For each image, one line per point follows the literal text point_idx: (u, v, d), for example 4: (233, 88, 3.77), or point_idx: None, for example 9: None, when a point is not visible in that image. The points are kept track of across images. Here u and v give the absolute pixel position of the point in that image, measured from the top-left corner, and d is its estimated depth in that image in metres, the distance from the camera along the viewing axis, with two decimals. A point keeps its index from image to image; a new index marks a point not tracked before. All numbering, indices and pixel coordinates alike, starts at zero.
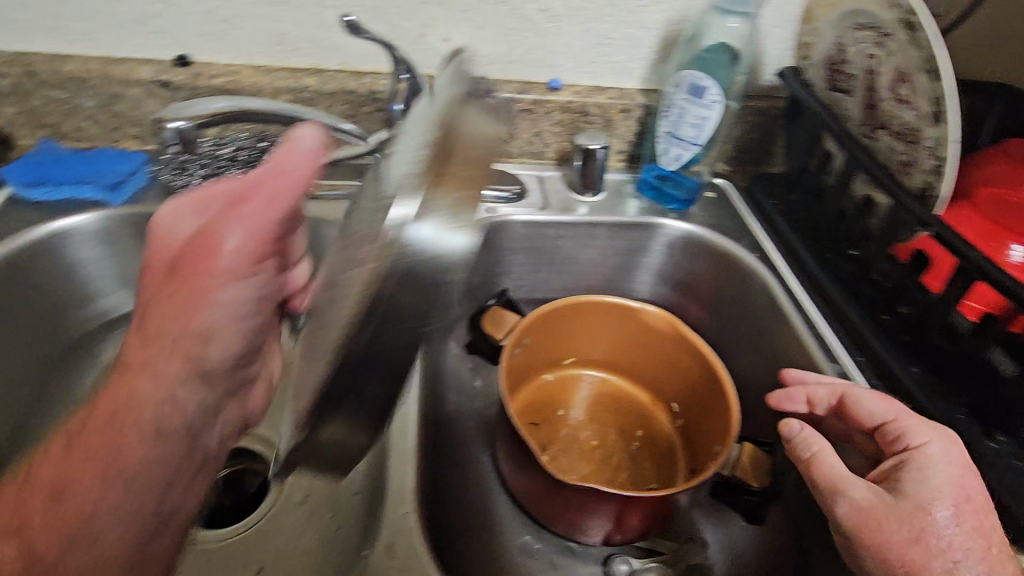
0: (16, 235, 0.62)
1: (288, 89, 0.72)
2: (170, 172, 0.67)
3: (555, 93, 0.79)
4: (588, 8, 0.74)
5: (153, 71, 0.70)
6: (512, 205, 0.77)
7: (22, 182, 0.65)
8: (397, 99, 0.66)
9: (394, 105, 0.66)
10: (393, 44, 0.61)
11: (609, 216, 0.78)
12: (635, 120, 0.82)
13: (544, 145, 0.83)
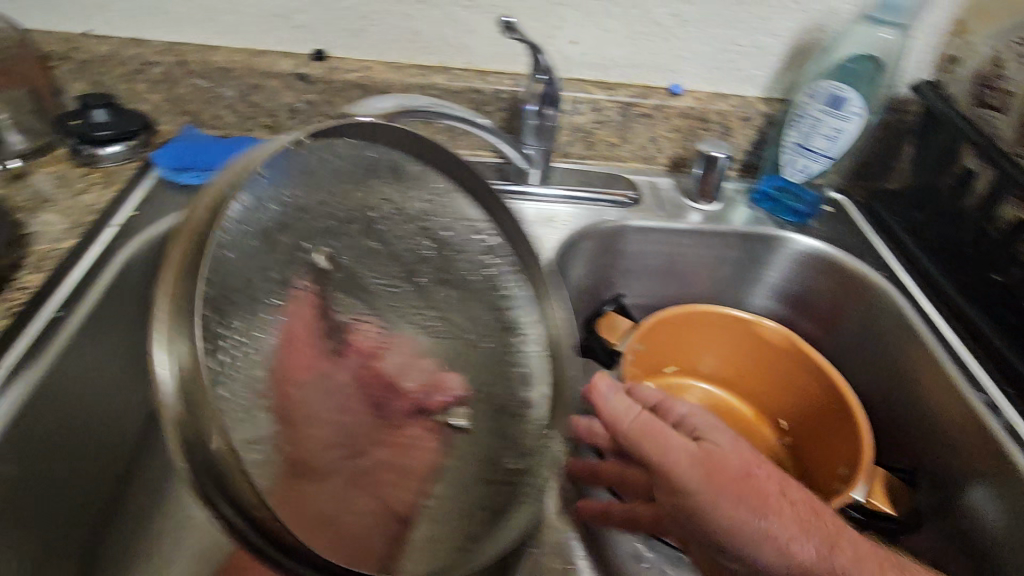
0: (171, 215, 0.65)
1: (416, 86, 0.74)
2: None
3: (677, 98, 0.78)
4: (721, 14, 0.72)
5: (292, 64, 0.72)
6: (627, 209, 0.76)
7: (171, 166, 0.68)
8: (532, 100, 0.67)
9: (528, 106, 0.67)
10: (538, 47, 0.62)
11: (725, 226, 0.76)
12: (754, 128, 0.80)
13: (657, 150, 0.82)
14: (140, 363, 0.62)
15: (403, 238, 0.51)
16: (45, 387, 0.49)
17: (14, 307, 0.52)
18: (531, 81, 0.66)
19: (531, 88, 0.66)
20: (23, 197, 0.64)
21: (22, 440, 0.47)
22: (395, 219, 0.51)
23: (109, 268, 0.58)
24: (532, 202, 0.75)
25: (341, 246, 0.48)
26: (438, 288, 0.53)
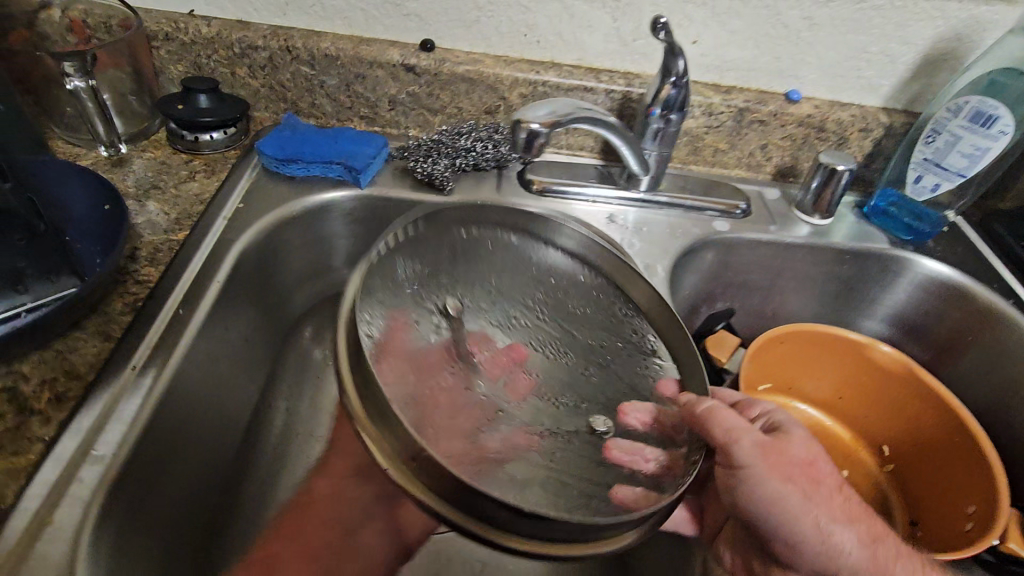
0: (279, 206, 0.63)
1: (526, 82, 0.70)
2: (419, 158, 0.68)
3: (794, 105, 0.74)
4: (857, 19, 0.68)
5: (401, 53, 0.69)
6: (737, 220, 0.73)
7: (275, 157, 0.65)
8: (657, 103, 0.63)
9: (654, 110, 0.63)
10: (678, 47, 0.58)
11: (839, 242, 0.73)
12: (872, 140, 0.75)
13: (765, 158, 0.78)
14: (248, 362, 0.60)
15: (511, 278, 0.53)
16: (173, 390, 0.48)
17: (136, 302, 0.50)
18: (660, 83, 0.62)
19: (658, 91, 0.62)
20: (129, 183, 0.62)
21: (155, 445, 0.46)
22: (496, 265, 0.53)
23: (225, 264, 0.56)
24: (640, 207, 0.72)
25: (458, 298, 0.49)
26: (556, 319, 0.52)
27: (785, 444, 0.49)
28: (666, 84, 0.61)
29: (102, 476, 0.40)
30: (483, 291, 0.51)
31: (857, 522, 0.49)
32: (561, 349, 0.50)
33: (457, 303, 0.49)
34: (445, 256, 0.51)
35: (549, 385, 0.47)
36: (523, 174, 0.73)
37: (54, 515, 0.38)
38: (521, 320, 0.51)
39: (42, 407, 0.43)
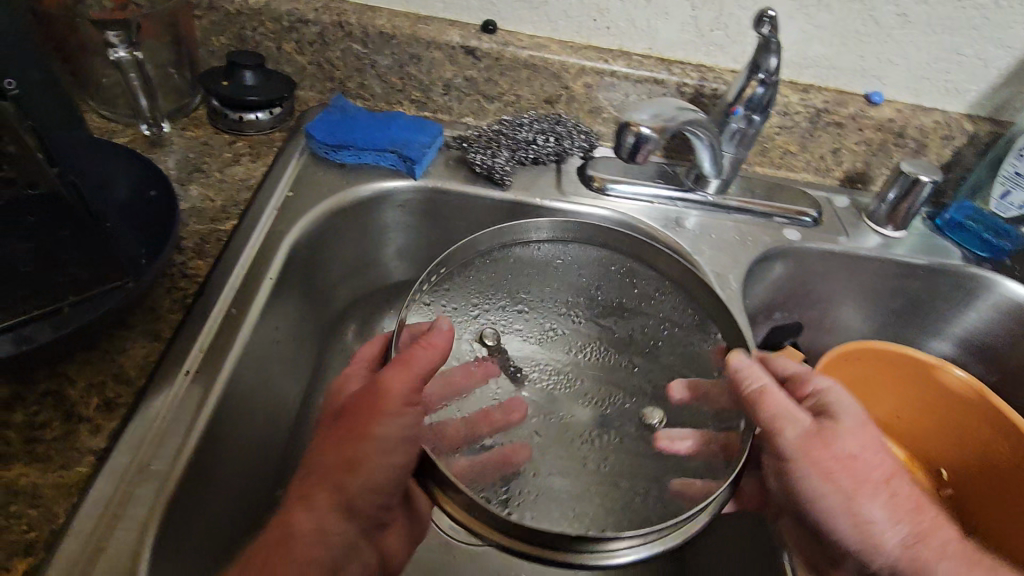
0: (331, 196, 0.59)
1: (593, 72, 0.66)
2: (478, 150, 0.64)
3: (875, 108, 0.69)
4: (957, 18, 0.62)
5: (461, 34, 0.64)
6: (807, 229, 0.69)
7: (326, 143, 0.61)
8: (740, 103, 0.58)
9: (736, 110, 0.59)
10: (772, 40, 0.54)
11: (913, 257, 0.69)
12: (953, 148, 0.71)
13: (835, 163, 0.74)
14: (297, 364, 0.56)
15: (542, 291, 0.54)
16: (228, 398, 0.44)
17: (186, 299, 0.47)
18: (745, 82, 0.57)
19: (741, 91, 0.58)
20: (170, 165, 0.58)
21: (212, 459, 0.42)
22: (525, 280, 0.54)
23: (276, 260, 0.52)
24: (706, 210, 0.68)
25: (493, 321, 0.51)
26: (593, 320, 0.52)
27: (830, 434, 0.43)
28: (753, 83, 0.57)
29: (158, 496, 0.37)
30: (517, 312, 0.52)
31: (903, 518, 0.42)
32: (604, 347, 0.51)
33: (496, 326, 0.50)
34: (475, 279, 0.52)
35: (593, 390, 0.47)
36: (583, 170, 0.68)
37: (108, 539, 0.35)
38: (559, 326, 0.52)
39: (91, 415, 0.40)
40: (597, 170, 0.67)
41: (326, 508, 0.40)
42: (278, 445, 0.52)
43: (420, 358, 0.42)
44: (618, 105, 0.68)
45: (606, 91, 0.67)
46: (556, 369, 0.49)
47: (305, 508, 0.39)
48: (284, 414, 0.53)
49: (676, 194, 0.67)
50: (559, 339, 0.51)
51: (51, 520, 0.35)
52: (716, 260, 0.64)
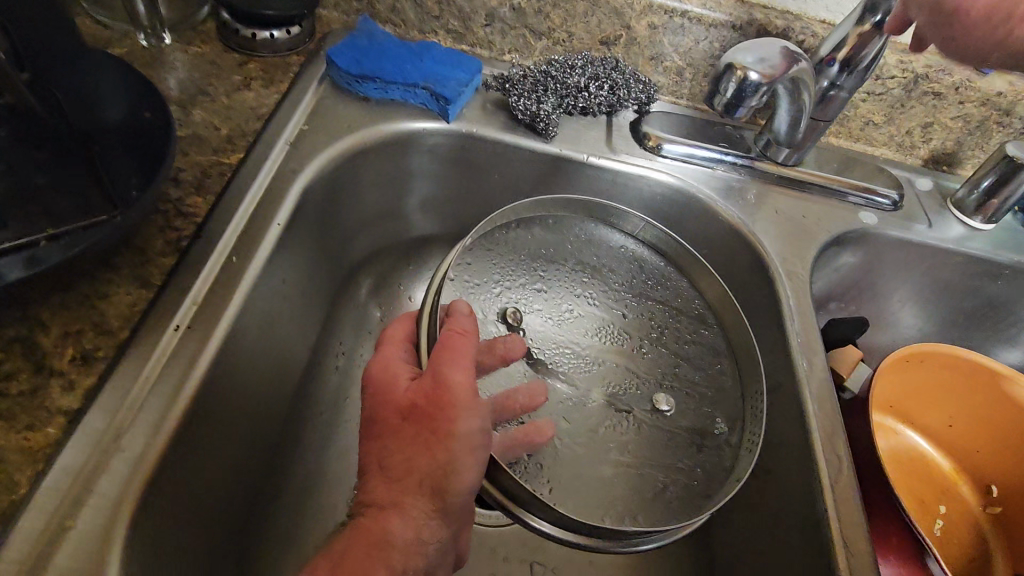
0: (352, 133, 0.52)
1: (661, 10, 0.56)
2: (522, 93, 0.55)
3: (984, 79, 0.59)
4: None
5: None
6: (886, 212, 0.61)
7: (349, 72, 0.53)
8: (839, 51, 0.49)
9: (831, 60, 0.50)
10: None
11: (1004, 254, 0.60)
12: None
13: (922, 140, 0.65)
14: (304, 322, 0.51)
15: (560, 272, 0.47)
16: (223, 360, 0.39)
17: (180, 243, 0.41)
18: (851, 26, 0.48)
19: (843, 38, 0.49)
20: (171, 85, 0.51)
21: (203, 428, 0.37)
22: (540, 258, 0.47)
23: (287, 202, 0.46)
24: (774, 183, 0.60)
25: (512, 297, 0.45)
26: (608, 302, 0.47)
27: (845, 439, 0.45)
28: (863, 24, 0.47)
29: (136, 470, 0.32)
30: (535, 290, 0.46)
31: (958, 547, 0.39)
32: (626, 334, 0.45)
33: (516, 303, 0.45)
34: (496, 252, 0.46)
35: (610, 375, 0.43)
36: (636, 126, 0.59)
37: (77, 517, 0.30)
38: (578, 304, 0.46)
39: (65, 368, 0.34)
40: (654, 128, 0.58)
41: (423, 512, 0.33)
42: (280, 412, 0.47)
43: (463, 346, 0.34)
44: (684, 53, 0.59)
45: (672, 34, 0.58)
46: (579, 353, 0.44)
47: (397, 512, 0.33)
48: (287, 378, 0.48)
49: (741, 160, 0.59)
50: (576, 327, 0.45)
51: (11, 490, 0.30)
52: (783, 242, 0.56)
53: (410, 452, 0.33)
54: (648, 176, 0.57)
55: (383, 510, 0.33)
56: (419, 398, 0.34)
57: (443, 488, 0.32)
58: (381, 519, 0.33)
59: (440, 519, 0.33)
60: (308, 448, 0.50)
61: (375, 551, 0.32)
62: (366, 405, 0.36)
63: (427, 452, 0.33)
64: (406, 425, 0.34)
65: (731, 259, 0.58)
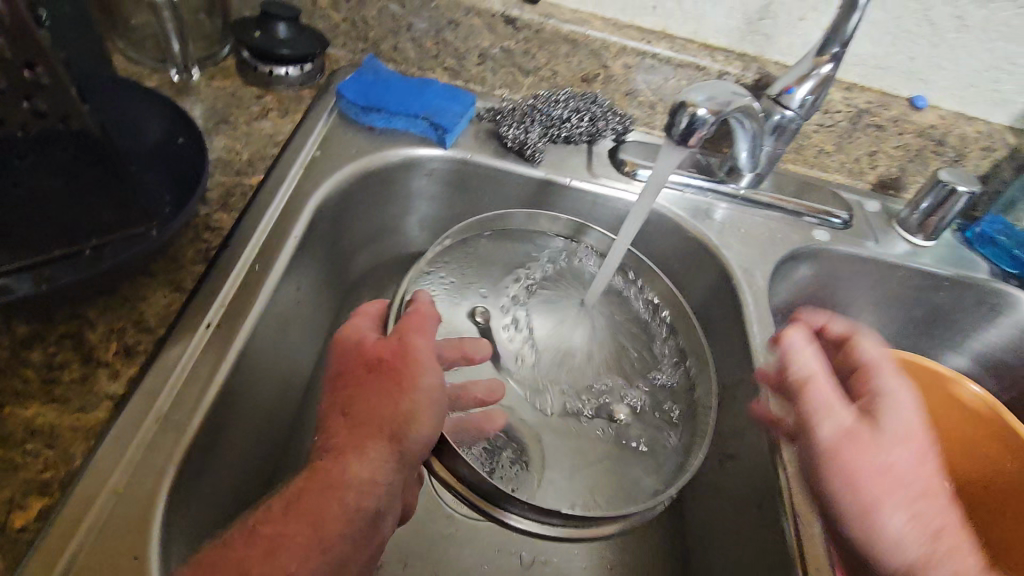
0: (359, 158, 0.58)
1: (634, 52, 0.64)
2: (511, 123, 0.62)
3: (918, 113, 0.67)
4: (1014, 25, 0.60)
5: (502, 3, 0.62)
6: (837, 231, 0.68)
7: (357, 105, 0.59)
8: (801, 82, 0.57)
9: (792, 90, 0.57)
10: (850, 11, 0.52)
11: (943, 268, 0.67)
12: (991, 161, 0.69)
13: (870, 166, 0.72)
14: (314, 327, 0.56)
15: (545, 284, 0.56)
16: (247, 356, 0.43)
17: (209, 253, 0.46)
18: (812, 59, 0.56)
19: (805, 69, 0.56)
20: (198, 114, 0.57)
21: (229, 416, 0.42)
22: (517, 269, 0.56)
23: (303, 218, 0.51)
24: (737, 204, 0.67)
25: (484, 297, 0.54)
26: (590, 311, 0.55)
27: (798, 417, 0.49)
28: (825, 54, 0.55)
29: (174, 447, 0.37)
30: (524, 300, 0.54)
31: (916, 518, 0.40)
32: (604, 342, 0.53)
33: (487, 303, 0.54)
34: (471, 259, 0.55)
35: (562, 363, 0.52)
36: (614, 153, 0.65)
37: (124, 485, 0.35)
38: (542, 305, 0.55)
39: (109, 360, 0.39)
40: (630, 155, 0.65)
41: (381, 456, 0.37)
42: (292, 408, 0.51)
43: (427, 324, 0.42)
44: (656, 89, 0.66)
45: (645, 73, 0.65)
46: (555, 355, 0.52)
47: (357, 456, 0.37)
48: (299, 376, 0.53)
49: (707, 184, 0.66)
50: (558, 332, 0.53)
51: (67, 462, 0.34)
52: (745, 257, 0.62)
53: (371, 400, 0.39)
54: (625, 197, 0.63)
55: (343, 453, 0.37)
56: (381, 357, 0.40)
57: (398, 431, 0.37)
58: (338, 466, 0.36)
59: (393, 466, 0.37)
60: None
61: (330, 490, 0.36)
62: (337, 367, 0.42)
63: (385, 400, 0.38)
64: (367, 375, 0.40)
65: (701, 272, 0.65)
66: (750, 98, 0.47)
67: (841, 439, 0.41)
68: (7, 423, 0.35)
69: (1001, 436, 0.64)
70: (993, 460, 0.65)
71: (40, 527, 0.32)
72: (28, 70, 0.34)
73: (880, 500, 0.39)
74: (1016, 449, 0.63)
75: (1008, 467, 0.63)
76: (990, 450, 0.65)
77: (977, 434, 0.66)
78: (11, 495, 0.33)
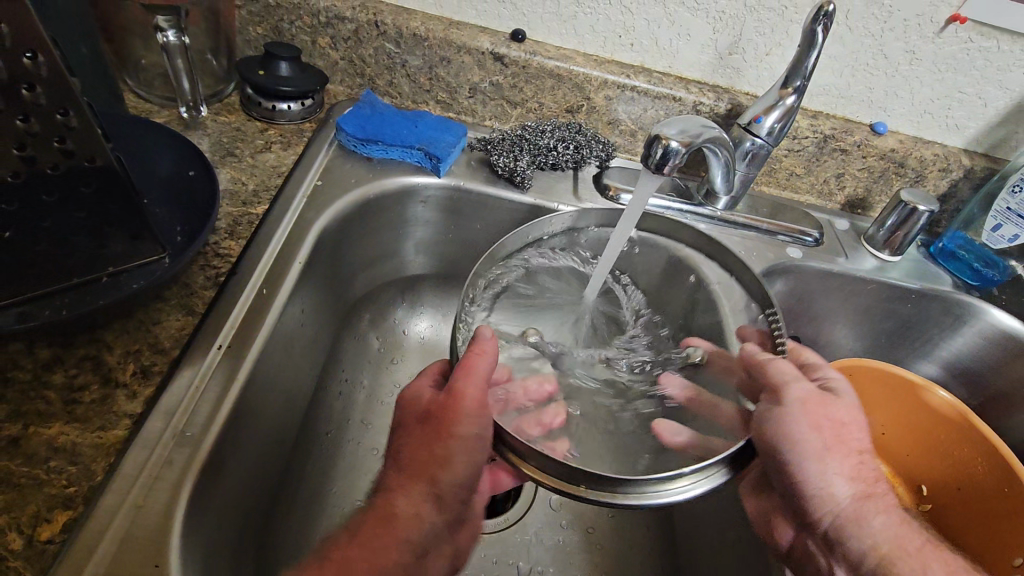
0: (358, 187, 0.61)
1: (614, 85, 0.68)
2: (501, 153, 0.66)
3: (879, 138, 0.72)
4: (960, 58, 0.65)
5: (491, 41, 0.66)
6: (809, 248, 0.72)
7: (355, 137, 0.63)
8: (770, 112, 0.61)
9: (762, 119, 0.62)
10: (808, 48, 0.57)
11: (909, 283, 0.72)
12: (949, 181, 0.74)
13: (838, 187, 0.77)
14: (317, 348, 0.58)
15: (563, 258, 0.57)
16: (255, 376, 0.46)
17: (219, 278, 0.49)
18: (777, 92, 0.61)
19: (773, 99, 0.61)
20: (205, 148, 0.60)
21: (240, 434, 0.44)
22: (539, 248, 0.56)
23: (305, 244, 0.54)
24: (715, 225, 0.71)
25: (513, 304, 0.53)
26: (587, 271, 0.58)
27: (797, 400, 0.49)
28: (788, 87, 0.60)
29: (190, 461, 0.39)
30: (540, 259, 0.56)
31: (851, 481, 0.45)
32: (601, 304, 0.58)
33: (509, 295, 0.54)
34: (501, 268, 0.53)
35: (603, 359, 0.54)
36: (598, 179, 0.69)
37: (143, 497, 0.37)
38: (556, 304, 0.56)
39: (127, 380, 0.41)
40: (613, 180, 0.69)
41: (421, 495, 0.41)
42: (297, 426, 0.54)
43: (480, 364, 0.43)
44: (637, 119, 0.71)
45: (626, 104, 0.70)
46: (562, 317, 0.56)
47: (401, 494, 0.41)
48: (303, 393, 0.55)
49: (687, 206, 0.70)
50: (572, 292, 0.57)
51: (90, 477, 0.37)
52: None
53: (420, 445, 0.43)
54: None
55: (392, 493, 0.42)
56: (436, 406, 0.43)
57: (436, 472, 0.42)
58: (387, 503, 0.41)
59: (434, 504, 0.41)
60: (318, 459, 0.57)
61: (380, 527, 0.40)
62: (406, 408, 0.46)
63: (429, 450, 0.42)
64: (425, 425, 0.44)
65: None
66: (719, 131, 0.51)
67: (801, 403, 0.44)
68: (31, 442, 0.37)
69: (970, 439, 0.67)
70: (965, 463, 0.68)
71: (65, 539, 0.34)
72: (61, 114, 0.38)
73: (828, 449, 0.45)
74: (985, 451, 0.66)
75: (980, 469, 0.66)
76: (962, 453, 0.69)
77: (950, 438, 0.70)
78: (38, 510, 0.35)
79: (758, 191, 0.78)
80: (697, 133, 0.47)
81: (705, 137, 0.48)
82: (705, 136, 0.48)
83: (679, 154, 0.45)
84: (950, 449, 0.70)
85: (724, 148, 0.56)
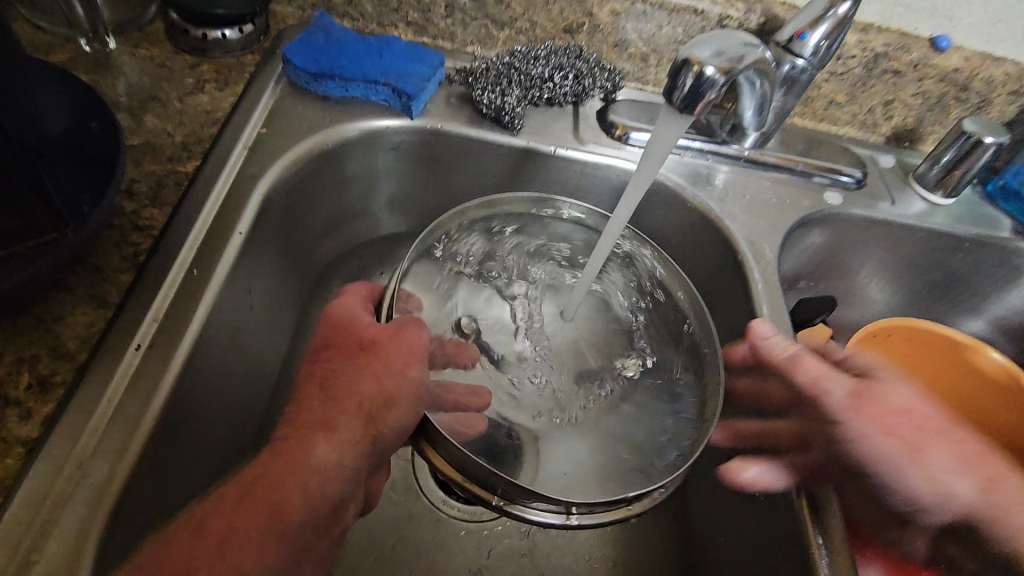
0: (311, 135, 0.50)
1: None
2: (485, 86, 0.54)
3: (941, 56, 0.59)
4: None
5: None
6: (851, 191, 0.62)
7: (305, 71, 0.52)
8: (816, 27, 0.49)
9: (805, 36, 0.50)
10: None
11: (966, 229, 0.62)
12: (1018, 106, 0.62)
13: (884, 117, 0.65)
14: (277, 327, 0.50)
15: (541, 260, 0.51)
16: (189, 377, 0.38)
17: (138, 258, 0.40)
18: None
19: (819, 10, 0.49)
20: (120, 92, 0.49)
21: (172, 451, 0.36)
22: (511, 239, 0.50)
23: (248, 207, 0.44)
24: (740, 167, 0.60)
25: (460, 305, 0.47)
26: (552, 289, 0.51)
27: (883, 389, 0.43)
28: None
29: (101, 499, 0.31)
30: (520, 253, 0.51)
31: (975, 468, 0.41)
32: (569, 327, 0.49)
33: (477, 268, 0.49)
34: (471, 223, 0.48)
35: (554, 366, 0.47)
36: (603, 115, 0.58)
37: (41, 549, 0.30)
38: (508, 283, 0.50)
39: (21, 396, 0.33)
40: (621, 116, 0.57)
41: (350, 436, 0.36)
42: (256, 423, 0.46)
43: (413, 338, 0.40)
44: (648, 38, 0.58)
45: (636, 20, 0.57)
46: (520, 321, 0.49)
47: (323, 437, 0.35)
48: (263, 381, 0.48)
49: (708, 146, 0.59)
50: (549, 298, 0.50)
51: None
52: (753, 226, 0.56)
53: (349, 386, 0.38)
54: (616, 165, 0.56)
55: (308, 435, 0.35)
56: (380, 345, 0.39)
57: (377, 412, 0.37)
58: (305, 445, 0.35)
59: (361, 449, 0.36)
60: None
61: (298, 472, 0.34)
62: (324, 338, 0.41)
63: (370, 384, 0.37)
64: (354, 356, 0.39)
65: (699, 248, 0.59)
66: (765, 49, 0.40)
67: (858, 404, 0.43)
68: None
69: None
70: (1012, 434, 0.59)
71: None
72: None
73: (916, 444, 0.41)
74: None
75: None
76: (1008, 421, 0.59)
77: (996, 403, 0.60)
78: None
79: (791, 125, 0.67)
80: (738, 54, 0.36)
81: (749, 59, 0.37)
82: (748, 56, 0.37)
83: (718, 86, 0.35)
84: (995, 416, 0.60)
85: (763, 75, 0.44)
